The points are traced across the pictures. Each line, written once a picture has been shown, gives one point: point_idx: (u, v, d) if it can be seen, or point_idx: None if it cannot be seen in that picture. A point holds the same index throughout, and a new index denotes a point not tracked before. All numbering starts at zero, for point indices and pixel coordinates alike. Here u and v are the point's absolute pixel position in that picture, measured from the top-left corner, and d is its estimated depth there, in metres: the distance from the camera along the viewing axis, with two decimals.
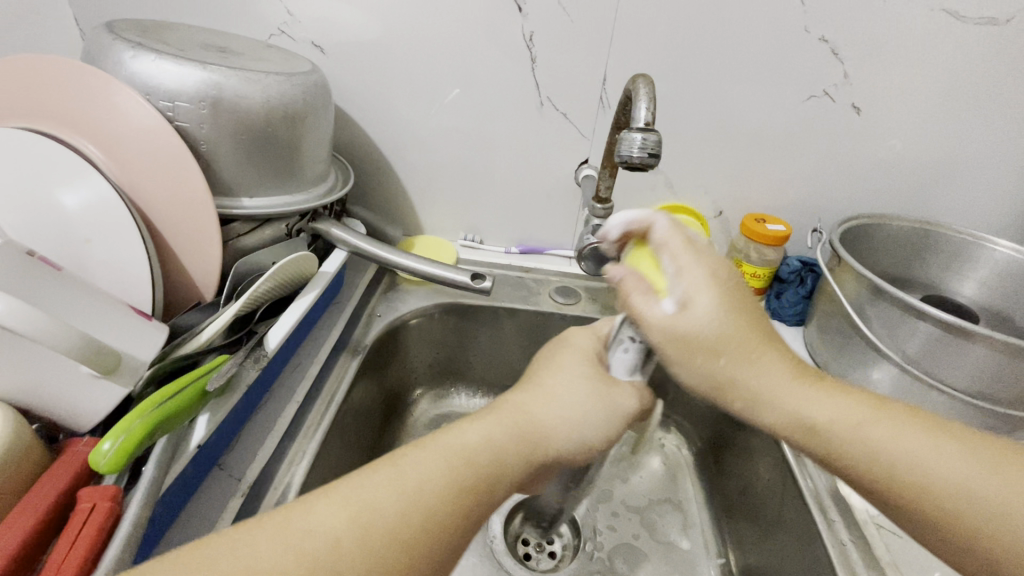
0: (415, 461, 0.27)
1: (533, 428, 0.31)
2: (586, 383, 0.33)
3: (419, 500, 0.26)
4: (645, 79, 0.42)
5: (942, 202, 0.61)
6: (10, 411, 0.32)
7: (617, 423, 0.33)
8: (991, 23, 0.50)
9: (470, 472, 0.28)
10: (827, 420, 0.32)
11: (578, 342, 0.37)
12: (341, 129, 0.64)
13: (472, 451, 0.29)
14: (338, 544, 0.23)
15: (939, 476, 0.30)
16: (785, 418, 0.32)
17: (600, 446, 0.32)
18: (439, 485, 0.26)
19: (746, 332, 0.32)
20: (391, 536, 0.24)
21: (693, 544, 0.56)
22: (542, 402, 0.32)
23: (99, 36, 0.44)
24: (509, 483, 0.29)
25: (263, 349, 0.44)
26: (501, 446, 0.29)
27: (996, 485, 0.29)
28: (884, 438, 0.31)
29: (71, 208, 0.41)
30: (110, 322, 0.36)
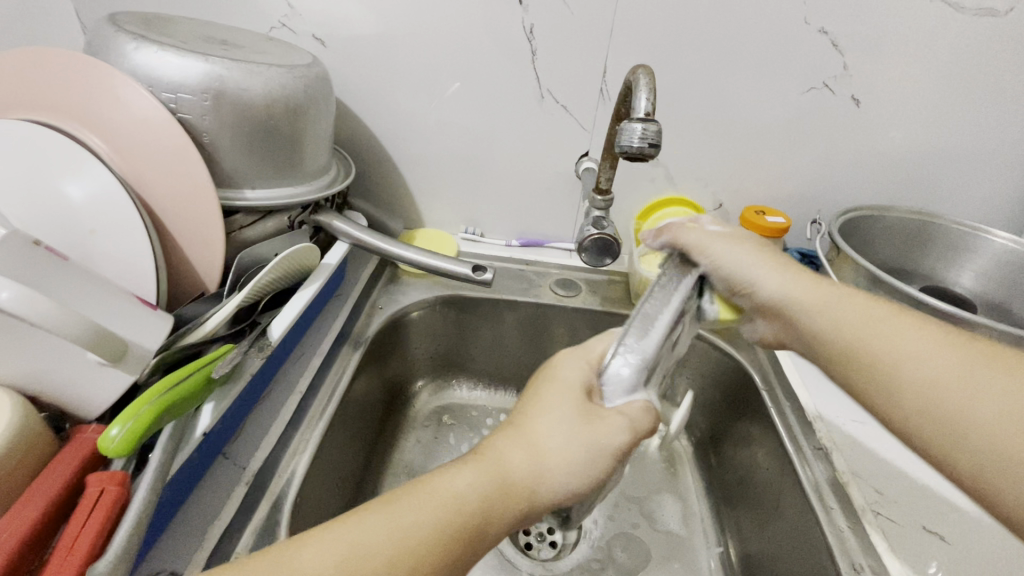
0: (389, 521, 0.26)
1: (513, 478, 0.29)
2: (570, 429, 0.30)
3: (405, 558, 0.25)
4: (645, 70, 0.42)
5: (941, 194, 0.62)
6: (18, 399, 0.32)
7: (603, 464, 0.30)
8: (990, 14, 0.51)
9: (450, 527, 0.27)
10: (855, 323, 0.35)
11: (560, 377, 0.33)
12: (342, 122, 0.64)
13: (458, 498, 0.28)
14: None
15: (907, 364, 0.32)
16: (799, 311, 0.38)
17: (591, 488, 0.30)
18: (424, 535, 0.26)
19: (762, 249, 0.40)
20: None
21: (693, 533, 0.56)
22: (521, 452, 0.30)
23: (101, 29, 0.45)
24: (498, 526, 0.28)
25: (266, 339, 0.44)
26: (478, 500, 0.28)
27: (950, 372, 0.31)
28: (907, 347, 0.33)
29: (75, 199, 0.41)
30: (116, 312, 0.36)
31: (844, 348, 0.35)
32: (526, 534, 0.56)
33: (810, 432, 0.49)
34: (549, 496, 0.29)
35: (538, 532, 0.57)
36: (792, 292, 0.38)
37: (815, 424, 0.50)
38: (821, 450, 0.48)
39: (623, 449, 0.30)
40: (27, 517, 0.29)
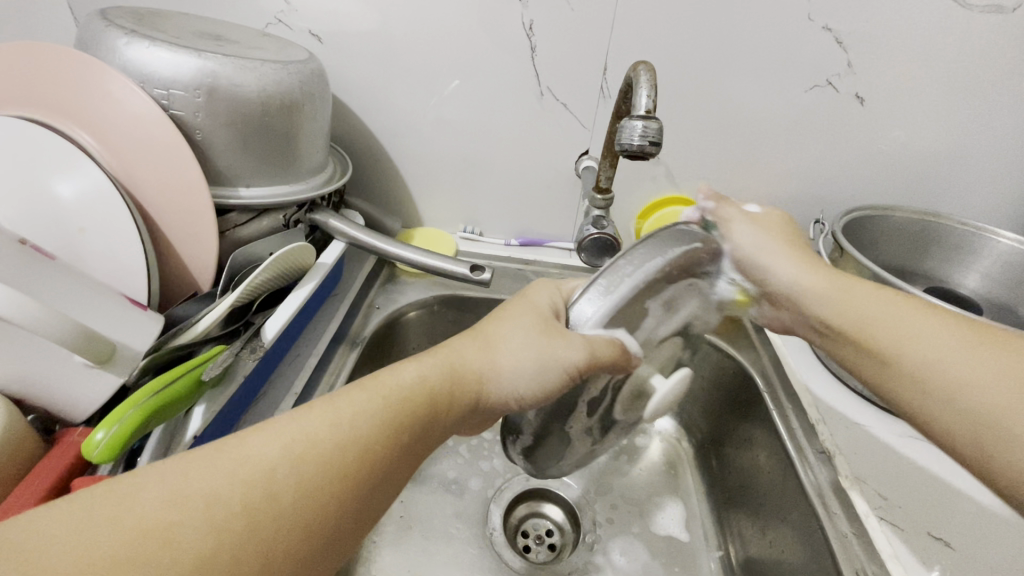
0: (354, 398, 0.29)
1: (466, 370, 0.35)
2: (525, 336, 0.35)
3: (354, 442, 0.27)
4: (646, 66, 0.41)
5: (945, 193, 0.61)
6: (3, 402, 0.32)
7: (553, 375, 0.34)
8: (997, 10, 0.50)
9: (404, 408, 0.31)
10: (875, 312, 0.37)
11: (531, 299, 0.38)
12: (339, 119, 0.63)
13: (410, 386, 0.32)
14: (276, 471, 0.25)
15: (925, 356, 0.34)
16: (821, 308, 0.39)
17: (532, 394, 0.35)
18: (374, 420, 0.29)
19: (790, 242, 0.42)
20: (327, 467, 0.26)
21: (693, 536, 0.56)
22: (477, 351, 0.36)
23: (93, 23, 0.44)
24: (441, 416, 0.33)
25: (260, 340, 0.43)
26: (432, 386, 0.32)
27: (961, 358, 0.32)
28: (920, 333, 0.34)
29: (64, 197, 0.41)
30: (104, 312, 0.36)
31: (856, 334, 0.37)
32: (523, 536, 0.56)
33: (813, 435, 0.49)
34: (494, 390, 0.35)
35: (536, 535, 0.56)
36: (807, 282, 0.40)
37: (816, 426, 0.49)
38: (824, 453, 0.47)
39: (579, 365, 0.34)
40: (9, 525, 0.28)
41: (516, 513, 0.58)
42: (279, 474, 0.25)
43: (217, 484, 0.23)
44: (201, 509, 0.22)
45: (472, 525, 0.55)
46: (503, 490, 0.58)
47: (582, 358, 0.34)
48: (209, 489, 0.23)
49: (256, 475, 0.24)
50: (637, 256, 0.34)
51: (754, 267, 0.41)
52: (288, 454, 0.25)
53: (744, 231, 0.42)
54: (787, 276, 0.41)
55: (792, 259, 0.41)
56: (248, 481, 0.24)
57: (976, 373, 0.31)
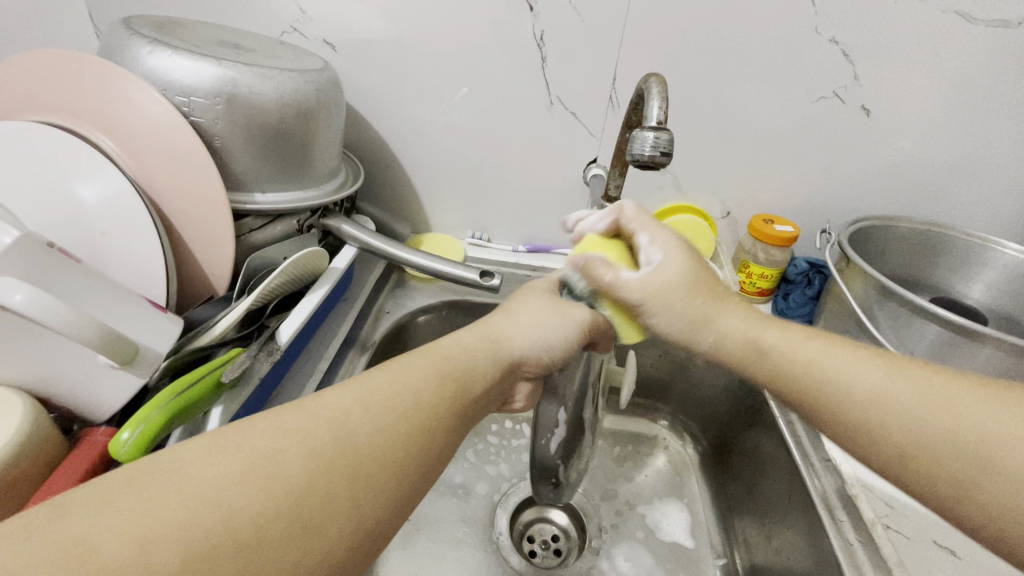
0: (408, 360, 0.31)
1: (500, 335, 0.37)
2: (543, 304, 0.40)
3: (414, 389, 0.29)
4: (656, 78, 0.42)
5: (949, 205, 0.61)
6: (29, 402, 0.32)
7: (571, 330, 0.38)
8: (1002, 25, 0.50)
9: (456, 371, 0.32)
10: (780, 353, 0.33)
11: (530, 284, 0.43)
12: (351, 126, 0.64)
13: (452, 349, 0.34)
14: (351, 417, 0.26)
15: (868, 399, 0.29)
16: (730, 357, 0.35)
17: (560, 350, 0.38)
18: (428, 371, 0.30)
19: (709, 284, 0.35)
20: (395, 408, 0.27)
21: (698, 542, 0.56)
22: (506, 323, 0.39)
23: (117, 31, 0.45)
24: (485, 373, 0.34)
25: (274, 343, 0.44)
26: (477, 353, 0.34)
27: (897, 394, 0.29)
28: (857, 377, 0.30)
29: (88, 202, 0.42)
30: (126, 315, 0.36)
31: (787, 387, 0.33)
32: (529, 541, 0.56)
33: (820, 443, 0.49)
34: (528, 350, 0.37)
35: (542, 540, 0.57)
36: (703, 338, 0.35)
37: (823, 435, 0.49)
38: (831, 461, 0.47)
39: (589, 320, 0.39)
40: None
41: (522, 517, 0.58)
42: (356, 422, 0.25)
43: (299, 425, 0.24)
44: (291, 447, 0.23)
45: (479, 529, 0.55)
46: (509, 495, 0.59)
47: (586, 318, 0.39)
48: (293, 430, 0.24)
49: (335, 421, 0.25)
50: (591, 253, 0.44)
51: (670, 337, 0.36)
52: (362, 406, 0.26)
53: (634, 284, 0.35)
54: (667, 324, 0.35)
55: (688, 299, 0.34)
56: (328, 424, 0.25)
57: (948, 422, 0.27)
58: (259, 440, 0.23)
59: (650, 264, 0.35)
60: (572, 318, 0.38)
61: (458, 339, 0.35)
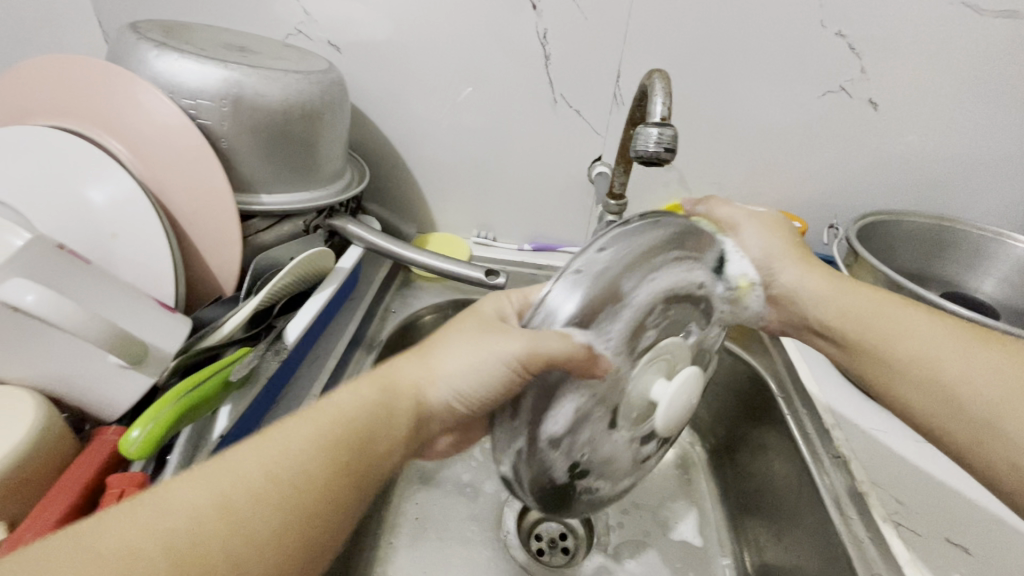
0: (280, 428, 0.27)
1: (399, 381, 0.33)
2: (465, 345, 0.34)
3: (287, 474, 0.25)
4: (660, 75, 0.42)
5: (960, 198, 0.61)
6: (41, 401, 0.33)
7: (495, 370, 0.31)
8: (1012, 15, 0.50)
9: (342, 441, 0.28)
10: (864, 320, 0.41)
11: (471, 308, 0.37)
12: (357, 127, 0.64)
13: (348, 409, 0.29)
14: (200, 518, 0.22)
15: (910, 356, 0.38)
16: (808, 304, 0.44)
17: (486, 399, 0.33)
18: (314, 445, 0.27)
19: (792, 246, 0.45)
20: (269, 500, 0.24)
21: (707, 541, 0.55)
22: (415, 367, 0.34)
23: (124, 36, 0.45)
24: (392, 433, 0.31)
25: (282, 342, 0.44)
26: (376, 411, 0.30)
27: (959, 364, 0.36)
28: (926, 345, 0.38)
29: (96, 204, 0.42)
30: (135, 315, 0.37)
31: (880, 355, 0.40)
32: (537, 539, 0.56)
33: (829, 439, 0.49)
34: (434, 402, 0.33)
35: (550, 538, 0.57)
36: (778, 270, 0.45)
37: (832, 431, 0.49)
38: (840, 458, 0.47)
39: (554, 352, 0.29)
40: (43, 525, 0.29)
41: (530, 516, 0.58)
42: (220, 530, 0.22)
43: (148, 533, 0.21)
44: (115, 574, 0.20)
45: (486, 528, 0.55)
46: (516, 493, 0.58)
47: (522, 351, 0.30)
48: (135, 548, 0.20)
49: (177, 537, 0.21)
50: (581, 266, 0.30)
51: (772, 262, 0.45)
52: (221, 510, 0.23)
53: (733, 209, 0.46)
54: (752, 245, 0.45)
55: (789, 256, 0.45)
56: (166, 539, 0.21)
57: (958, 375, 0.36)
58: (97, 551, 0.20)
59: (754, 209, 0.47)
60: (495, 369, 0.31)
61: (355, 393, 0.31)
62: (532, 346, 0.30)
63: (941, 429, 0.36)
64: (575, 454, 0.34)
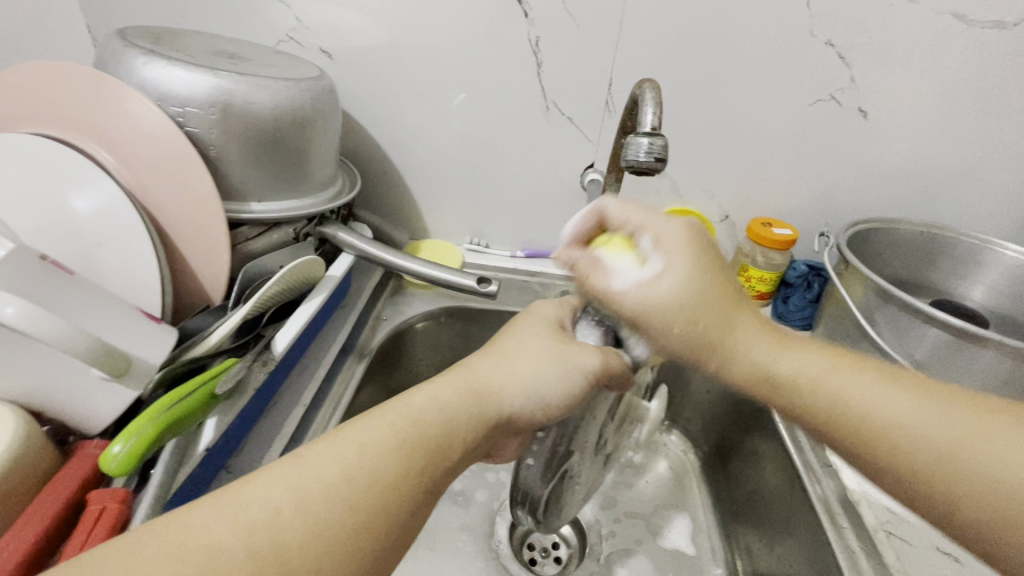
0: (361, 425, 0.27)
1: (480, 381, 0.32)
2: (541, 346, 0.34)
3: (363, 475, 0.25)
4: (651, 84, 0.42)
5: (948, 205, 0.61)
6: (21, 414, 0.32)
7: (573, 380, 0.33)
8: (998, 26, 0.50)
9: (424, 450, 0.27)
10: (812, 383, 0.31)
11: (534, 310, 0.38)
12: (349, 133, 0.64)
13: (422, 410, 0.29)
14: (279, 515, 0.22)
15: (893, 430, 0.29)
16: (757, 389, 0.32)
17: (558, 402, 0.33)
18: (390, 447, 0.27)
19: (725, 286, 0.33)
20: (345, 502, 0.24)
21: (699, 549, 0.55)
22: (496, 365, 0.33)
23: (112, 43, 0.45)
24: (466, 436, 0.30)
25: (270, 352, 0.44)
26: (455, 418, 0.30)
27: (928, 420, 0.28)
28: (895, 415, 0.29)
29: (82, 212, 0.42)
30: (120, 327, 0.36)
31: (828, 426, 0.31)
32: (530, 549, 0.56)
33: (820, 447, 0.49)
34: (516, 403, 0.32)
35: (542, 547, 0.56)
36: (744, 343, 0.32)
37: (823, 440, 0.49)
38: (831, 467, 0.47)
39: (592, 367, 0.34)
40: (36, 528, 0.29)
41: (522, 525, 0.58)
42: (305, 528, 0.22)
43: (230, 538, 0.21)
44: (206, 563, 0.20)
45: (478, 538, 0.55)
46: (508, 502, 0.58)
47: (596, 363, 0.34)
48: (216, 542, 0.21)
49: (259, 528, 0.22)
50: (617, 288, 0.36)
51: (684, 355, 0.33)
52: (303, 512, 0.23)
53: (626, 287, 0.33)
54: (654, 292, 0.32)
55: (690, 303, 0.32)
56: (247, 533, 0.21)
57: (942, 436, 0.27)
58: (198, 539, 0.21)
59: (654, 271, 0.33)
60: (570, 376, 0.33)
61: (437, 400, 0.30)
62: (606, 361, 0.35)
63: (960, 517, 0.27)
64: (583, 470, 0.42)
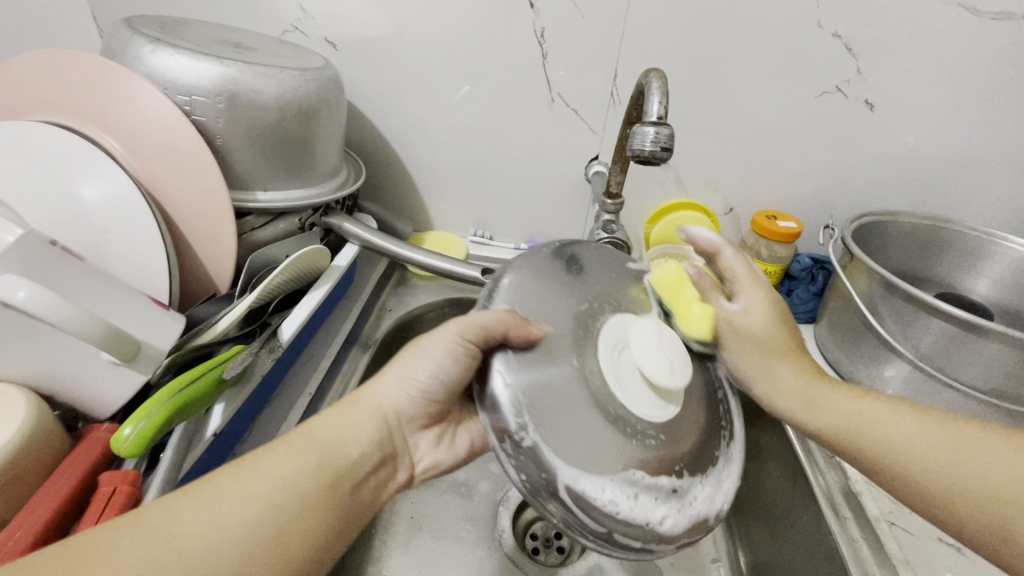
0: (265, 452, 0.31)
1: (365, 395, 0.38)
2: (411, 352, 0.38)
3: (266, 484, 0.30)
4: (657, 74, 0.42)
5: (953, 199, 0.61)
6: (33, 397, 0.33)
7: (443, 352, 0.36)
8: (1007, 17, 0.50)
9: (322, 455, 0.33)
10: (841, 421, 0.38)
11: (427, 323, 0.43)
12: (353, 125, 0.64)
13: (318, 431, 0.34)
14: (176, 513, 0.27)
15: (899, 445, 0.36)
16: (805, 413, 0.40)
17: (435, 386, 0.38)
18: (288, 460, 0.31)
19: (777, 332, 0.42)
20: (241, 498, 0.29)
21: (701, 539, 0.56)
22: (378, 383, 0.38)
23: (118, 32, 0.45)
24: (356, 442, 0.35)
25: (277, 340, 0.44)
26: (343, 428, 0.35)
27: (919, 439, 0.35)
28: (909, 440, 0.35)
29: (90, 201, 0.42)
30: (129, 313, 0.37)
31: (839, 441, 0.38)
32: (532, 538, 0.56)
33: None
34: (397, 408, 0.38)
35: (544, 537, 0.57)
36: (757, 385, 0.41)
37: None
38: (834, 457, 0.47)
39: (474, 328, 0.33)
40: (48, 506, 0.30)
41: (524, 515, 0.58)
42: (219, 537, 0.27)
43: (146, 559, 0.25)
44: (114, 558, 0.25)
45: (481, 528, 0.55)
46: (510, 494, 0.58)
47: (458, 327, 0.34)
48: (124, 566, 0.24)
49: (151, 530, 0.26)
50: (511, 266, 0.38)
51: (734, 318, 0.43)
52: (212, 525, 0.27)
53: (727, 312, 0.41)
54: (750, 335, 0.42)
55: (750, 346, 0.41)
56: (148, 534, 0.26)
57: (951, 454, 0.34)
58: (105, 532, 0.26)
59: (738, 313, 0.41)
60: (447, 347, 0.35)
61: (331, 420, 0.35)
62: (464, 321, 0.34)
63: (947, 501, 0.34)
64: (618, 502, 0.30)
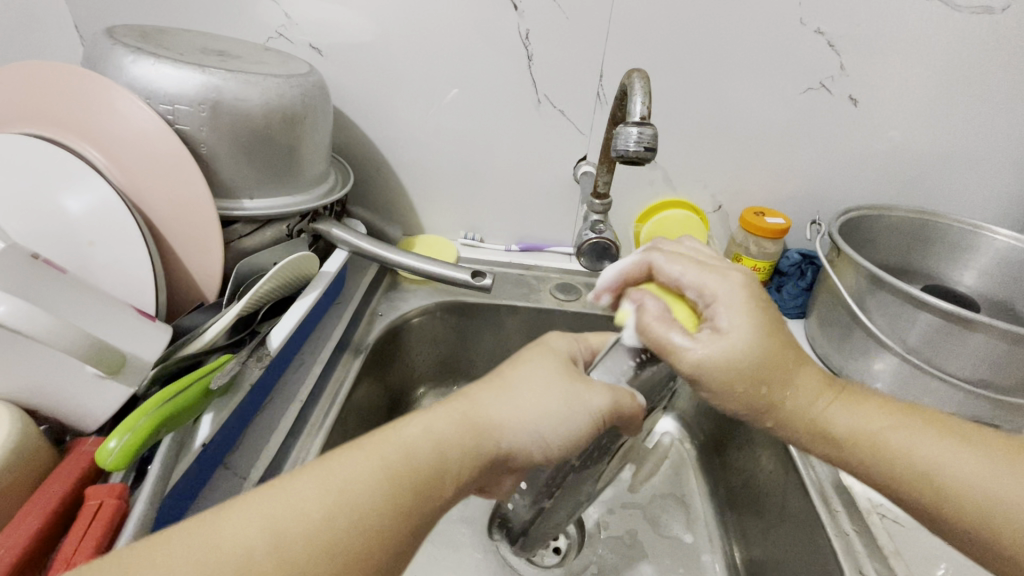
0: (347, 459, 0.26)
1: (479, 417, 0.29)
2: (548, 376, 0.31)
3: (340, 513, 0.24)
4: (640, 74, 0.42)
5: (938, 192, 0.61)
6: (17, 412, 0.33)
7: (576, 419, 0.30)
8: (987, 11, 0.50)
9: (409, 473, 0.26)
10: (854, 431, 0.32)
11: (550, 341, 0.36)
12: (340, 130, 0.64)
13: (414, 447, 0.27)
14: (251, 548, 0.22)
15: (915, 454, 0.31)
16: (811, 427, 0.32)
17: (556, 441, 0.30)
18: (368, 479, 0.25)
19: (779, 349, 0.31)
20: (327, 515, 0.23)
21: (696, 537, 0.55)
22: (495, 399, 0.30)
23: (100, 41, 0.45)
24: (453, 478, 0.27)
25: (266, 348, 0.44)
26: (441, 448, 0.27)
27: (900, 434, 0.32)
28: (906, 445, 0.31)
29: (75, 212, 0.42)
30: (114, 325, 0.37)
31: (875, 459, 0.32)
32: None
33: None
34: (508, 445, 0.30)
35: None
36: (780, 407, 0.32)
37: None
38: None
39: (601, 408, 0.31)
40: (34, 520, 0.29)
41: None
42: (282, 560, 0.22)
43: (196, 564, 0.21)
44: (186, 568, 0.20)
45: (477, 529, 0.55)
46: None
47: (604, 407, 0.31)
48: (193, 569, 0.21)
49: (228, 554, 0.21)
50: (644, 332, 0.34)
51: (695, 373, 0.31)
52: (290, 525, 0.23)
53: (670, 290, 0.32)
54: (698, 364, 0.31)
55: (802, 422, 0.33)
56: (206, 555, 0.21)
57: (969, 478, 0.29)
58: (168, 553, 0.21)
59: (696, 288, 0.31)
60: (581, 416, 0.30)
61: (430, 434, 0.28)
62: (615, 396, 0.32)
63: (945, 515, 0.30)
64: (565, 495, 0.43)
